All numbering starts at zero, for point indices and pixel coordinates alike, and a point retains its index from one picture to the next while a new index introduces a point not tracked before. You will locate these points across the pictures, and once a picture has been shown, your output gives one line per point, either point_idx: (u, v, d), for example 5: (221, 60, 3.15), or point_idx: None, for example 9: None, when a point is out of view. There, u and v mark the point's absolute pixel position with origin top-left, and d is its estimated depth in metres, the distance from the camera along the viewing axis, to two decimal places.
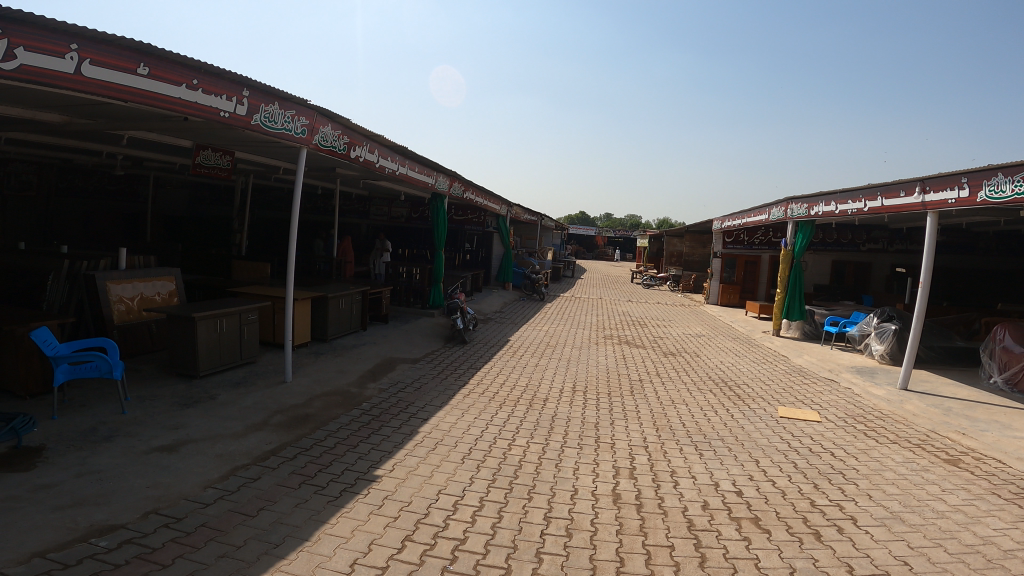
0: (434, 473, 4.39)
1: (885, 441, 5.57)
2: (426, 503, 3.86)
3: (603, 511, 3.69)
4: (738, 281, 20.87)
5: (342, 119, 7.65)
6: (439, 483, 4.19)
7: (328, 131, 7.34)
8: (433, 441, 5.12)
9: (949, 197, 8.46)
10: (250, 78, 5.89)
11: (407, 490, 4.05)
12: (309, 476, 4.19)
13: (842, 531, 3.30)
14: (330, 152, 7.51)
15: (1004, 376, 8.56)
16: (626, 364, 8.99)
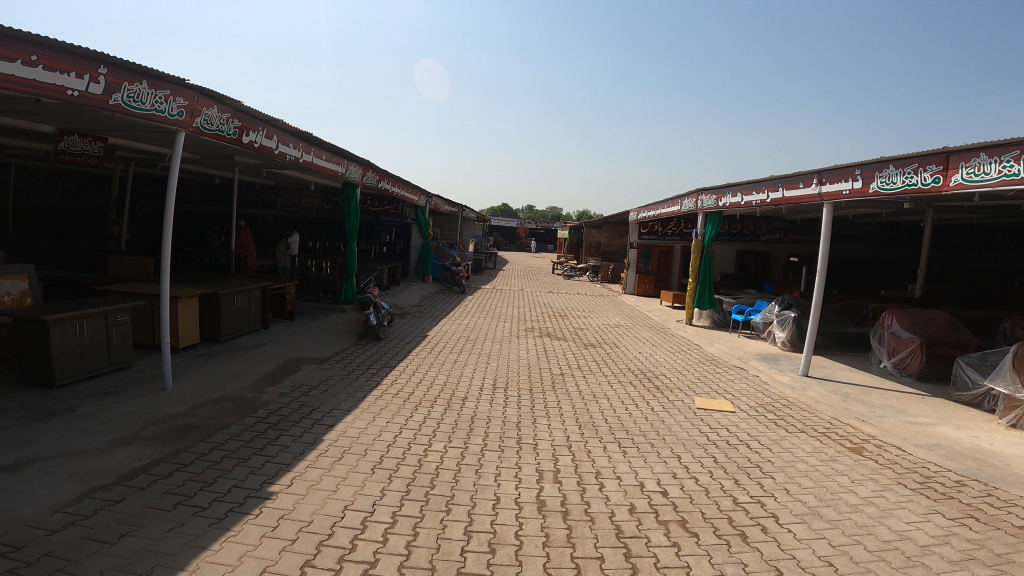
0: (340, 486, 4.00)
1: (795, 431, 5.72)
2: (330, 521, 3.47)
3: (528, 521, 3.48)
4: (653, 271, 21.51)
5: (231, 101, 6.95)
6: (346, 498, 3.81)
7: (212, 113, 6.63)
8: (339, 451, 4.69)
9: (845, 188, 8.93)
10: (108, 54, 5.20)
11: (307, 508, 3.65)
12: (188, 496, 3.72)
13: (766, 531, 3.29)
14: (215, 136, 6.78)
15: (894, 361, 9.19)
16: (546, 357, 8.85)
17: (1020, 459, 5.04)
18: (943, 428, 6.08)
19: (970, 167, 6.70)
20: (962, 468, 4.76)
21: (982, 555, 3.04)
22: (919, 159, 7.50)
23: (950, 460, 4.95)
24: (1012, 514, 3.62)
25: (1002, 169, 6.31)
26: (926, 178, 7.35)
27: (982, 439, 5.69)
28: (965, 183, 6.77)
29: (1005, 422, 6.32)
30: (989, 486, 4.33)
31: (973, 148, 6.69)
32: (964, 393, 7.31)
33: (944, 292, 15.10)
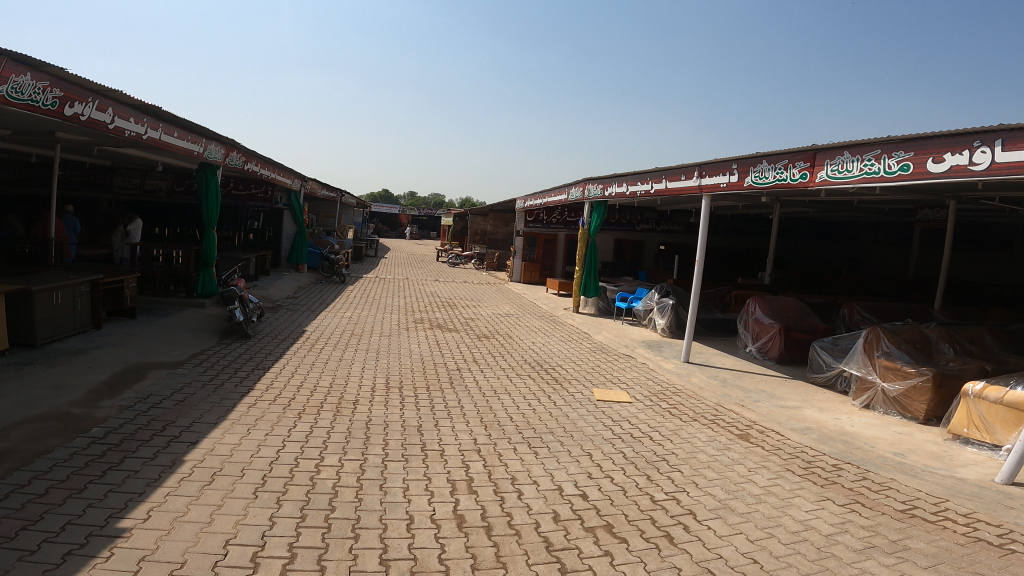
0: (215, 516, 3.46)
1: (688, 420, 5.97)
2: (211, 561, 3.00)
3: (450, 542, 3.37)
4: (538, 259, 21.75)
5: (50, 67, 5.73)
6: (227, 529, 3.33)
7: (25, 80, 5.42)
8: (212, 469, 4.07)
9: (722, 181, 9.39)
10: None
11: (177, 546, 3.11)
12: (6, 539, 3.03)
13: (688, 530, 3.53)
14: (27, 107, 5.55)
15: (757, 346, 9.88)
16: (440, 350, 8.50)
17: (878, 439, 5.55)
18: (809, 410, 6.63)
19: (835, 165, 7.28)
20: (834, 451, 5.13)
21: (880, 542, 3.32)
22: (788, 156, 8.03)
23: (823, 443, 5.32)
24: (889, 497, 4.00)
25: (862, 167, 6.90)
26: (795, 173, 7.89)
27: (844, 421, 6.22)
28: (830, 180, 7.34)
29: (859, 402, 6.98)
30: (861, 468, 4.70)
31: (837, 147, 7.25)
32: (820, 375, 8.01)
33: (791, 279, 16.72)
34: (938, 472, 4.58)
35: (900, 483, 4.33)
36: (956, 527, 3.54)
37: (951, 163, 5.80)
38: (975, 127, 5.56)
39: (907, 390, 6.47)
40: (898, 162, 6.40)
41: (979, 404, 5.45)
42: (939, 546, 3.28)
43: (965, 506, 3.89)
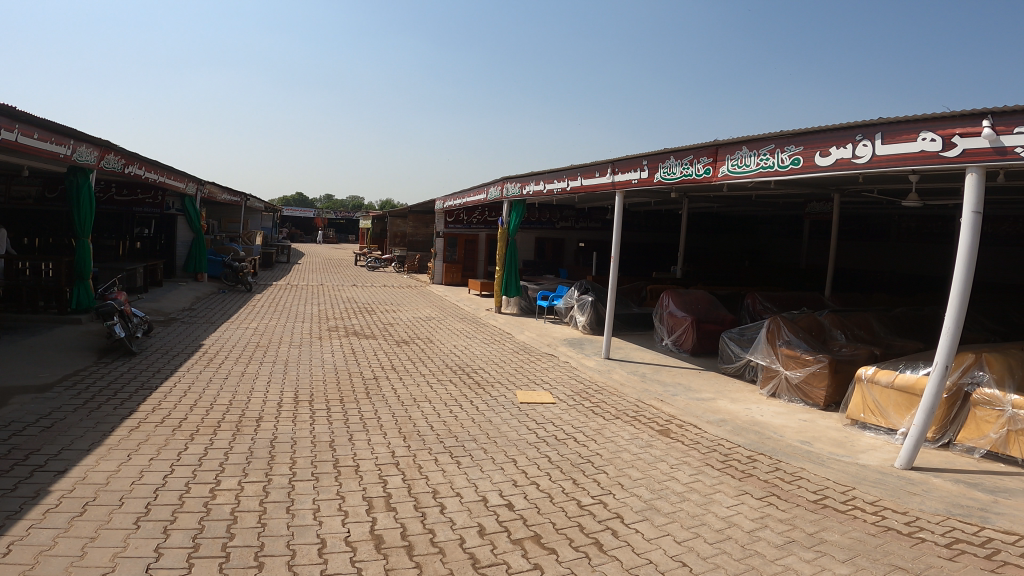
0: (87, 553, 3.02)
1: (611, 418, 5.97)
2: None
3: (366, 566, 3.11)
4: (459, 260, 21.47)
5: None
6: (102, 566, 2.91)
7: None
8: (85, 500, 3.57)
9: (634, 177, 9.56)
10: None
11: None
12: None
13: (617, 534, 3.45)
14: None
15: (673, 339, 10.15)
16: (355, 359, 8.07)
17: (786, 427, 5.79)
18: (723, 401, 6.84)
19: (735, 159, 7.55)
20: (748, 442, 5.27)
21: (799, 536, 3.39)
22: (694, 151, 8.27)
23: (737, 435, 5.46)
24: (801, 488, 4.13)
25: (758, 162, 7.20)
26: (700, 168, 8.14)
27: (755, 411, 6.45)
28: (731, 174, 7.62)
29: (766, 391, 7.28)
30: (774, 458, 4.85)
31: (737, 142, 7.53)
32: (730, 365, 8.31)
33: (702, 272, 17.43)
34: (842, 459, 4.80)
35: (810, 472, 4.50)
36: (865, 516, 3.69)
37: (836, 157, 6.13)
38: (857, 122, 5.90)
39: (807, 377, 6.81)
40: (790, 155, 6.71)
41: (873, 389, 5.81)
42: (853, 537, 3.40)
43: (871, 494, 4.08)
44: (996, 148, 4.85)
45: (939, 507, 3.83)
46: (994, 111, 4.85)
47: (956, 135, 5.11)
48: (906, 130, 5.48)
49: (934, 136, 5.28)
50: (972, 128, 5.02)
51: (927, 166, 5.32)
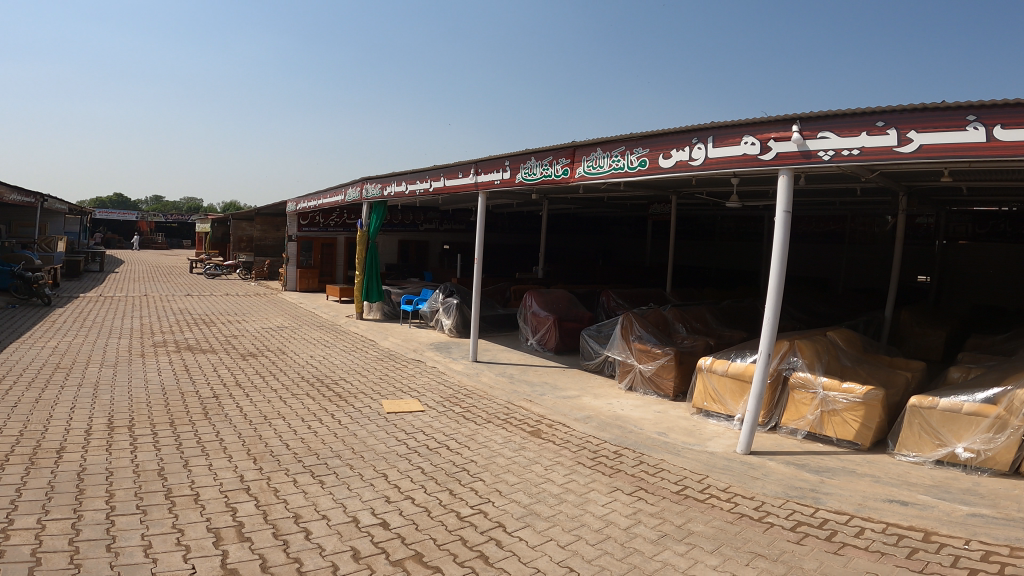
0: None
1: (483, 422, 5.88)
2: None
3: None
4: (315, 264, 20.20)
5: None
6: None
7: None
8: None
9: (496, 178, 9.59)
10: None
11: None
12: None
13: (501, 544, 3.34)
14: None
15: (537, 338, 10.35)
16: (190, 377, 7.12)
17: (645, 420, 6.11)
18: (587, 398, 7.07)
19: (590, 161, 7.85)
20: (613, 437, 5.46)
21: (669, 530, 3.54)
22: (553, 152, 8.47)
23: (603, 431, 5.65)
24: (664, 479, 4.36)
25: (611, 163, 7.53)
26: (559, 169, 8.37)
27: (615, 405, 6.74)
28: (587, 175, 7.91)
29: (623, 385, 7.65)
30: (638, 452, 5.06)
31: (592, 144, 7.83)
32: (591, 362, 8.65)
33: (562, 272, 18.12)
34: (695, 448, 5.16)
35: (670, 463, 4.77)
36: (722, 504, 3.95)
37: (676, 159, 6.59)
38: (692, 126, 6.40)
39: (658, 370, 7.26)
40: (638, 157, 7.09)
41: (712, 377, 6.32)
42: (715, 526, 3.61)
43: (723, 481, 4.40)
44: (803, 151, 5.51)
45: (780, 491, 4.22)
46: (802, 117, 5.52)
47: (772, 140, 5.73)
48: (732, 134, 6.05)
49: (754, 141, 5.88)
50: (784, 133, 5.67)
51: (750, 168, 5.91)
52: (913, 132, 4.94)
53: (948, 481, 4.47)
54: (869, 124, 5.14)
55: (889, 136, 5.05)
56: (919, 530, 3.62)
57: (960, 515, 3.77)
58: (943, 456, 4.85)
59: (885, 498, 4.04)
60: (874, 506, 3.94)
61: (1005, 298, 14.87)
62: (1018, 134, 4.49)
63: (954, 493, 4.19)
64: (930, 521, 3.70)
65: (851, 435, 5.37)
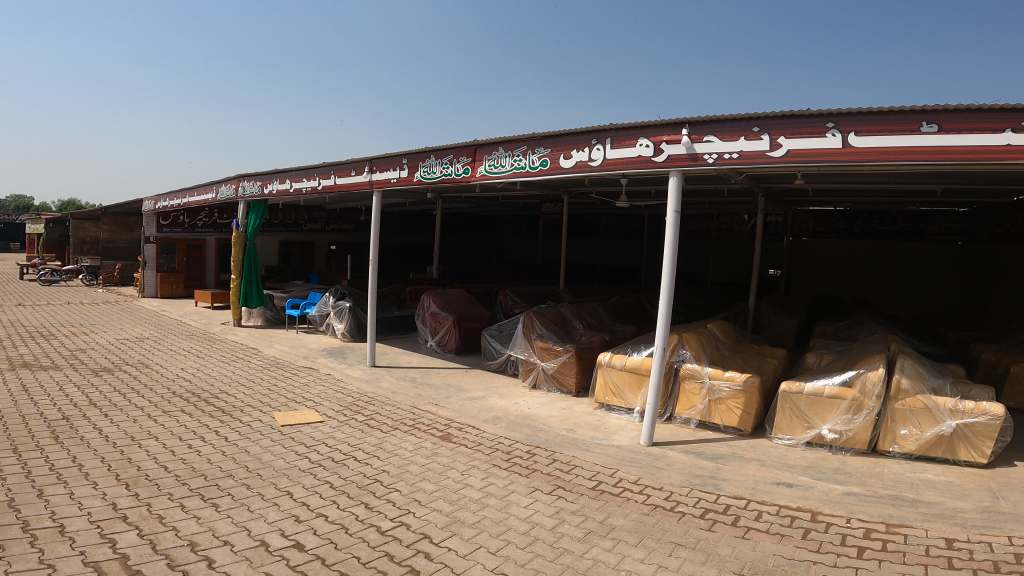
0: None
1: (391, 429, 5.82)
2: None
3: None
4: (180, 268, 18.48)
5: None
6: None
7: None
8: None
9: (393, 176, 9.30)
10: None
11: None
12: None
13: (430, 557, 3.39)
14: None
15: (437, 340, 10.18)
16: (32, 397, 6.15)
17: (553, 418, 6.27)
18: (493, 398, 7.09)
19: (491, 160, 7.81)
20: (524, 437, 5.69)
21: (593, 526, 3.79)
22: (453, 151, 8.34)
23: (513, 431, 5.83)
24: (578, 476, 4.69)
25: (513, 162, 7.55)
26: (459, 168, 8.26)
27: (522, 404, 6.83)
28: (488, 174, 7.86)
29: (527, 383, 7.72)
30: (549, 450, 5.36)
31: (493, 143, 7.78)
32: (493, 361, 8.65)
33: (455, 272, 18.02)
34: (602, 443, 5.44)
35: (581, 459, 5.09)
36: (635, 496, 4.27)
37: (577, 160, 6.75)
38: (591, 127, 6.57)
39: (560, 367, 7.40)
40: (540, 157, 7.17)
41: (611, 372, 6.54)
42: (634, 519, 3.88)
43: (633, 473, 4.71)
44: (691, 154, 5.86)
45: (685, 480, 4.52)
46: (691, 121, 5.86)
47: (664, 142, 6.03)
48: (628, 136, 6.30)
49: (648, 143, 6.16)
50: (675, 136, 5.98)
51: (644, 169, 6.18)
52: (785, 137, 5.43)
53: (821, 462, 4.94)
54: (747, 129, 5.58)
55: (762, 141, 5.52)
56: (807, 511, 3.95)
57: (836, 494, 4.18)
58: (813, 438, 5.33)
59: (774, 482, 4.39)
60: (766, 489, 4.28)
61: (841, 288, 16.92)
62: (870, 141, 5.07)
63: (828, 473, 4.64)
64: (814, 501, 4.06)
65: (735, 421, 5.79)
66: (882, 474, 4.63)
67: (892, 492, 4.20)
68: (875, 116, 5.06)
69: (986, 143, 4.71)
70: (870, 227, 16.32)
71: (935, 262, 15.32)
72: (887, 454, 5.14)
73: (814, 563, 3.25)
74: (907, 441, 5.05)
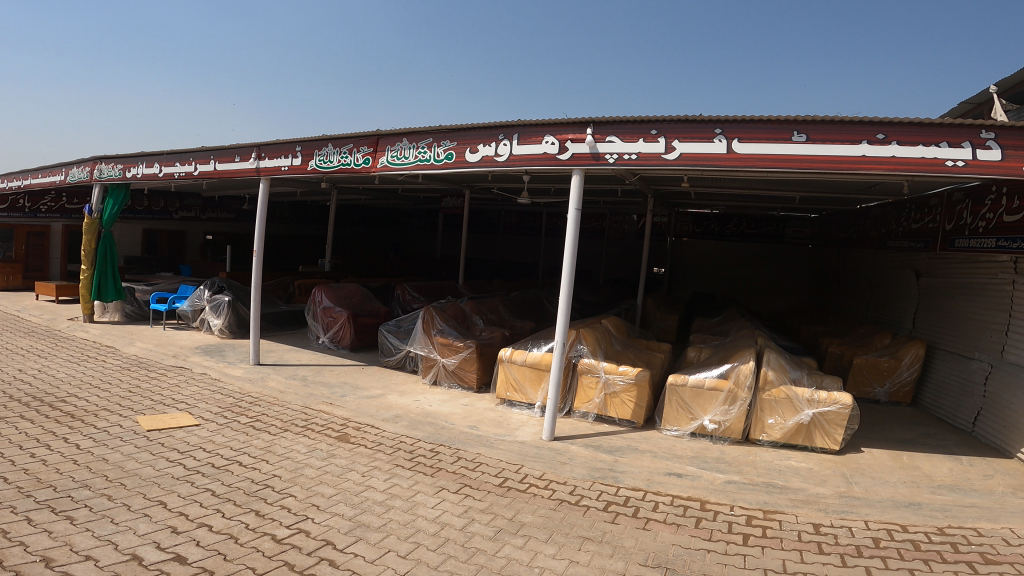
0: None
1: (280, 431, 5.47)
2: None
3: None
4: (17, 258, 16.21)
5: None
6: None
7: None
8: None
9: (283, 164, 8.70)
10: None
11: None
12: None
13: (336, 564, 3.23)
14: None
15: (329, 336, 9.69)
16: None
17: (455, 415, 6.24)
18: (391, 396, 6.89)
19: (395, 151, 7.54)
20: (427, 435, 5.60)
21: (503, 524, 3.83)
22: (353, 140, 7.97)
23: (415, 430, 5.72)
24: (484, 473, 4.72)
25: (417, 155, 7.35)
26: (360, 158, 7.91)
27: (422, 401, 6.71)
28: (390, 165, 7.59)
29: (427, 380, 7.59)
30: (453, 448, 5.32)
31: (397, 134, 7.51)
32: (391, 358, 8.39)
33: (348, 265, 17.31)
34: (505, 439, 5.50)
35: (485, 456, 5.10)
36: (541, 492, 4.37)
37: (483, 154, 6.70)
38: (499, 122, 6.55)
39: (461, 363, 7.34)
40: (445, 150, 7.03)
41: (512, 367, 6.58)
42: (542, 515, 3.97)
43: (537, 468, 4.84)
44: (594, 153, 6.03)
45: (586, 474, 4.70)
46: (595, 120, 6.01)
47: (569, 141, 6.14)
48: (534, 133, 6.34)
49: (554, 140, 6.24)
50: (579, 135, 6.11)
51: (549, 166, 6.26)
52: (678, 141, 5.73)
53: (704, 452, 5.29)
54: (646, 131, 5.83)
55: (658, 144, 5.79)
56: (697, 501, 4.21)
57: (720, 483, 4.49)
58: (696, 429, 5.69)
59: (666, 473, 4.65)
60: (660, 480, 4.53)
61: (716, 285, 18.40)
62: (752, 148, 5.46)
63: (711, 462, 4.98)
64: (702, 491, 4.33)
65: (628, 414, 6.05)
66: (755, 462, 5.06)
67: (766, 480, 4.60)
68: (757, 125, 5.45)
69: (846, 154, 5.20)
70: (740, 230, 17.81)
71: (792, 264, 17.11)
72: (757, 442, 5.61)
73: (708, 552, 3.45)
74: (774, 430, 5.54)
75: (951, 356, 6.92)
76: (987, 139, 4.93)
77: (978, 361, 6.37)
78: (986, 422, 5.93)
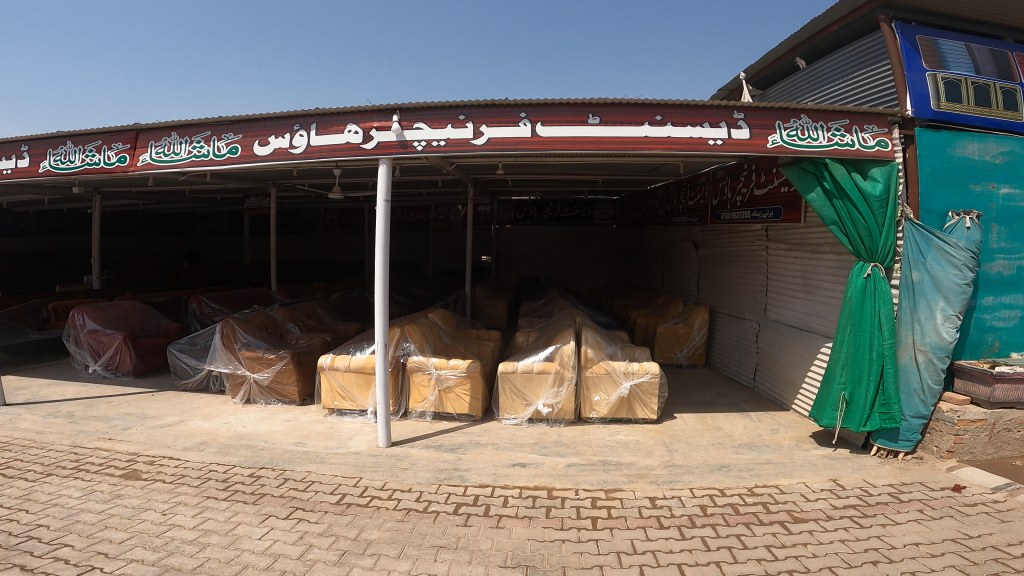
0: None
1: (40, 477, 4.54)
2: None
3: None
4: None
5: None
6: None
7: None
8: None
9: (4, 168, 6.95)
10: None
11: None
12: None
13: None
14: None
15: (102, 362, 8.09)
16: None
17: (276, 433, 5.67)
18: (193, 421, 6.01)
19: (161, 147, 6.42)
20: (243, 459, 5.00)
21: (347, 545, 3.57)
22: (102, 136, 6.62)
23: (227, 455, 5.07)
24: (318, 492, 4.36)
25: (190, 150, 6.33)
26: (112, 156, 6.60)
27: (234, 423, 5.98)
28: (156, 163, 6.44)
29: (238, 399, 6.80)
30: (277, 468, 4.83)
31: (162, 128, 6.40)
32: (189, 379, 7.32)
33: (128, 280, 14.67)
34: (338, 452, 5.15)
35: (317, 474, 4.71)
36: (385, 503, 4.17)
37: (275, 146, 6.02)
38: (291, 111, 5.94)
39: (276, 376, 6.67)
40: (228, 143, 6.17)
41: (336, 375, 6.17)
42: (389, 528, 3.80)
43: (377, 479, 4.61)
44: (401, 140, 5.75)
45: (431, 477, 4.62)
46: (400, 107, 5.75)
47: (374, 129, 5.80)
48: (334, 121, 5.87)
49: (357, 129, 5.84)
50: (384, 123, 5.80)
51: (353, 156, 5.84)
52: (486, 126, 5.73)
53: (543, 437, 5.55)
54: (454, 117, 5.71)
55: (467, 129, 5.72)
56: (543, 489, 4.39)
57: (562, 467, 4.77)
58: (532, 414, 5.96)
59: (510, 464, 4.79)
60: (505, 472, 4.65)
61: (538, 268, 19.32)
62: (555, 131, 5.65)
63: (550, 447, 5.24)
64: (547, 478, 4.54)
65: (466, 408, 6.08)
66: (589, 441, 5.45)
67: (602, 458, 4.99)
68: (557, 108, 5.65)
69: (631, 134, 5.62)
70: (556, 214, 18.83)
71: (604, 245, 18.68)
72: (588, 420, 6.06)
73: (563, 541, 3.62)
74: (601, 406, 6.01)
75: (729, 318, 8.21)
76: (738, 120, 5.61)
77: (749, 320, 7.63)
78: (763, 375, 7.14)
